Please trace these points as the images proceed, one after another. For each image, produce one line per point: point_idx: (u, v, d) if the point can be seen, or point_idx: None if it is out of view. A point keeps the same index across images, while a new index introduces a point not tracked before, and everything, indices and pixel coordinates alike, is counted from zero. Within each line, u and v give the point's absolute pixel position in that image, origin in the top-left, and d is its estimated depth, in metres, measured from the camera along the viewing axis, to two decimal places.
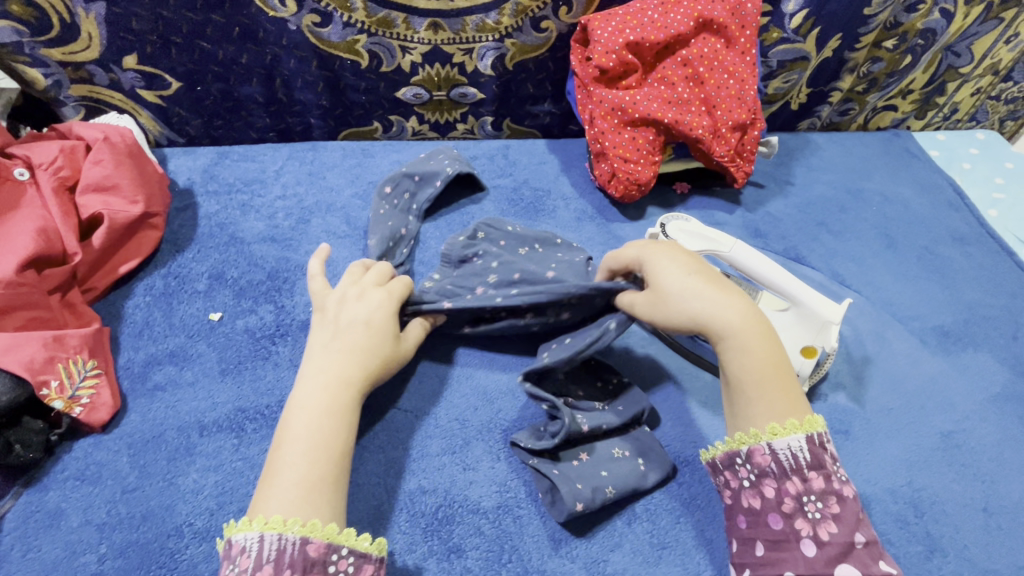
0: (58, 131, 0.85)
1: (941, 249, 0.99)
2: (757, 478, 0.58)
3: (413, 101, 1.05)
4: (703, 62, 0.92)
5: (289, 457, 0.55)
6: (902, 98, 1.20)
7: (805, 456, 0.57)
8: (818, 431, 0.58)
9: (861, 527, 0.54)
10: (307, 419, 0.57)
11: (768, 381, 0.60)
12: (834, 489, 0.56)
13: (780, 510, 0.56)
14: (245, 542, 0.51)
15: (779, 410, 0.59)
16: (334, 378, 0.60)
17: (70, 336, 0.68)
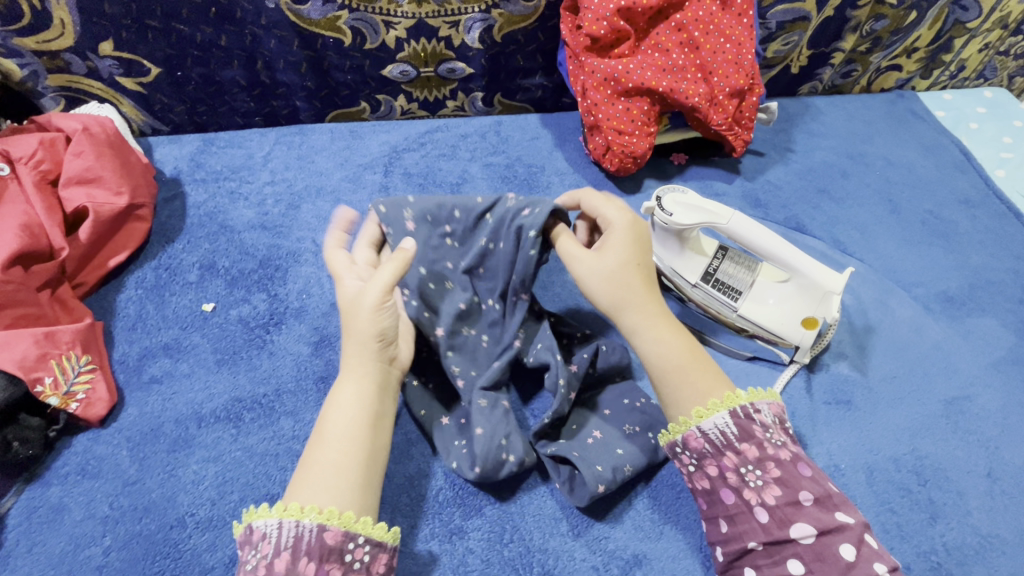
0: (38, 123, 0.83)
1: (946, 212, 0.97)
2: (699, 461, 0.58)
3: (400, 78, 1.02)
4: (698, 26, 0.88)
5: (324, 440, 0.55)
6: (907, 57, 1.15)
7: (732, 430, 0.56)
8: (743, 404, 0.57)
9: (805, 484, 0.54)
10: (355, 388, 0.57)
11: (686, 368, 0.60)
12: (770, 454, 0.55)
13: (728, 486, 0.56)
14: (267, 528, 0.51)
15: (703, 393, 0.59)
16: (358, 341, 0.58)
17: (62, 332, 0.68)
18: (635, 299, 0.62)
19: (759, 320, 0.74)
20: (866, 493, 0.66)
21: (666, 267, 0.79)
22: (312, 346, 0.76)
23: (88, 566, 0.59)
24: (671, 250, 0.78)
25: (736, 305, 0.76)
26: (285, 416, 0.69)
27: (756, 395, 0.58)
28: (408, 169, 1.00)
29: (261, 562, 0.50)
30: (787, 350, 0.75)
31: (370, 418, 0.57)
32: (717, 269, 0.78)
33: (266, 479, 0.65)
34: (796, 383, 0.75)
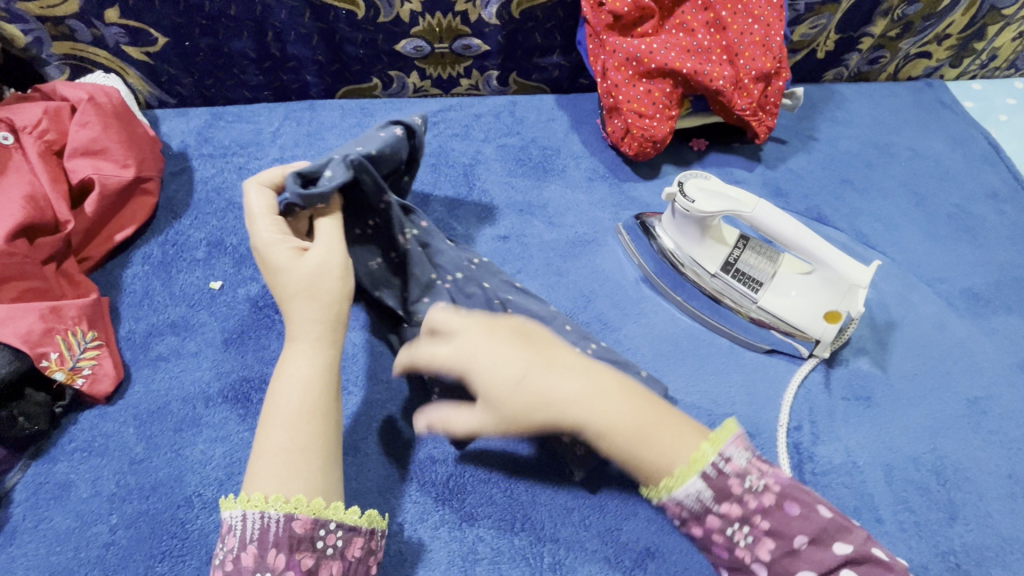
0: (43, 91, 0.80)
1: (973, 207, 0.94)
2: (683, 523, 0.53)
3: (414, 54, 0.99)
4: (725, 6, 0.85)
5: (280, 419, 0.53)
6: (937, 44, 1.11)
7: (709, 494, 0.51)
8: (712, 460, 0.51)
9: (796, 528, 0.49)
10: (310, 360, 0.57)
11: (647, 439, 0.52)
12: (752, 508, 0.50)
13: (720, 544, 0.52)
14: (232, 521, 0.50)
15: (669, 459, 0.52)
16: (297, 295, 0.58)
17: (68, 306, 0.66)
18: (558, 394, 0.53)
19: (780, 311, 0.73)
20: (884, 491, 0.65)
21: (685, 254, 0.78)
22: None
23: (93, 544, 0.58)
24: (691, 238, 0.76)
25: (756, 296, 0.74)
26: None
27: (727, 435, 0.53)
28: None
29: (229, 557, 0.50)
30: (807, 344, 0.73)
31: (330, 394, 0.56)
32: (738, 258, 0.76)
33: None
34: (814, 377, 0.73)
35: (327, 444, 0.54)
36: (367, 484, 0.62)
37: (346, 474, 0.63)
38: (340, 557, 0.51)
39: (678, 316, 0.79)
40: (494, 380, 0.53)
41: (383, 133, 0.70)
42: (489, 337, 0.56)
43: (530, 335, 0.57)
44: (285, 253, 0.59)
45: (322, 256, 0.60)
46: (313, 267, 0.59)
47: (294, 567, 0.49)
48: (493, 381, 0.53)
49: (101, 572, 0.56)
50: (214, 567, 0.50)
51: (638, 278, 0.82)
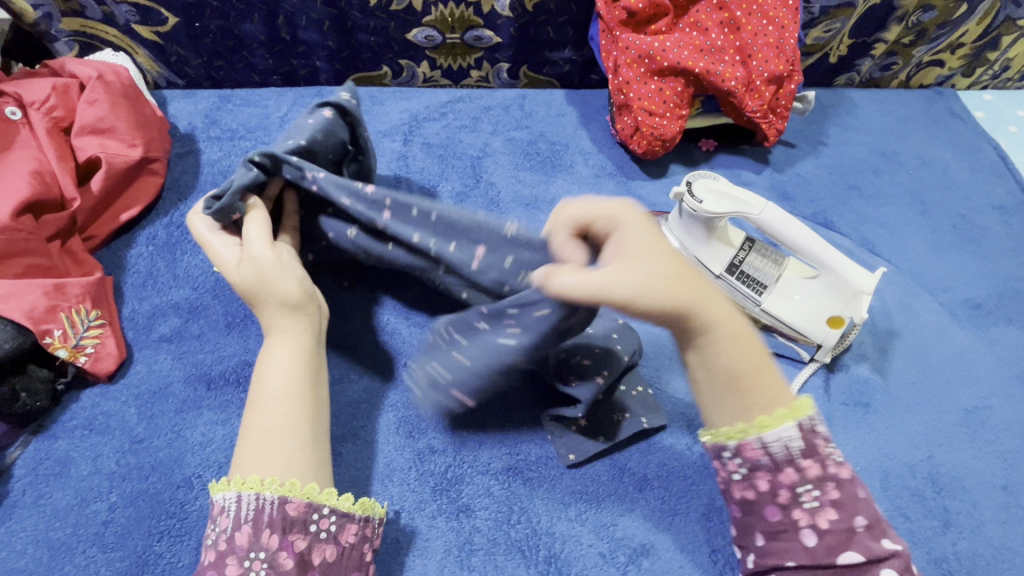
0: (51, 67, 0.80)
1: (979, 217, 0.94)
2: (749, 471, 0.52)
3: (425, 44, 0.98)
4: (740, 5, 0.84)
5: (261, 405, 0.56)
6: (950, 53, 1.10)
7: (797, 445, 0.51)
8: (810, 414, 0.52)
9: (861, 509, 0.50)
10: (285, 347, 0.60)
11: (757, 374, 0.52)
12: (831, 474, 0.51)
13: (775, 503, 0.51)
14: (225, 502, 0.51)
15: (771, 401, 0.52)
16: (254, 297, 0.61)
17: (72, 284, 0.66)
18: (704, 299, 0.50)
19: (783, 315, 0.73)
20: (879, 497, 0.65)
21: (690, 255, 0.77)
22: None
23: (92, 521, 0.58)
24: (697, 238, 0.76)
25: (760, 299, 0.74)
26: None
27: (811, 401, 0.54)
28: (428, 139, 0.97)
29: (222, 537, 0.50)
30: (808, 348, 0.74)
31: (307, 375, 0.59)
32: (743, 261, 0.76)
33: None
34: (814, 381, 0.73)
35: (311, 425, 0.56)
36: (365, 472, 0.63)
37: (346, 461, 0.63)
38: (332, 541, 0.52)
39: None
40: (637, 245, 0.50)
41: (311, 119, 0.68)
42: (647, 229, 0.51)
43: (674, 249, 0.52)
44: (227, 260, 0.62)
45: (251, 251, 0.61)
46: (250, 271, 0.61)
47: (287, 548, 0.49)
48: (634, 259, 0.49)
49: (99, 549, 0.56)
50: (205, 548, 0.50)
51: None
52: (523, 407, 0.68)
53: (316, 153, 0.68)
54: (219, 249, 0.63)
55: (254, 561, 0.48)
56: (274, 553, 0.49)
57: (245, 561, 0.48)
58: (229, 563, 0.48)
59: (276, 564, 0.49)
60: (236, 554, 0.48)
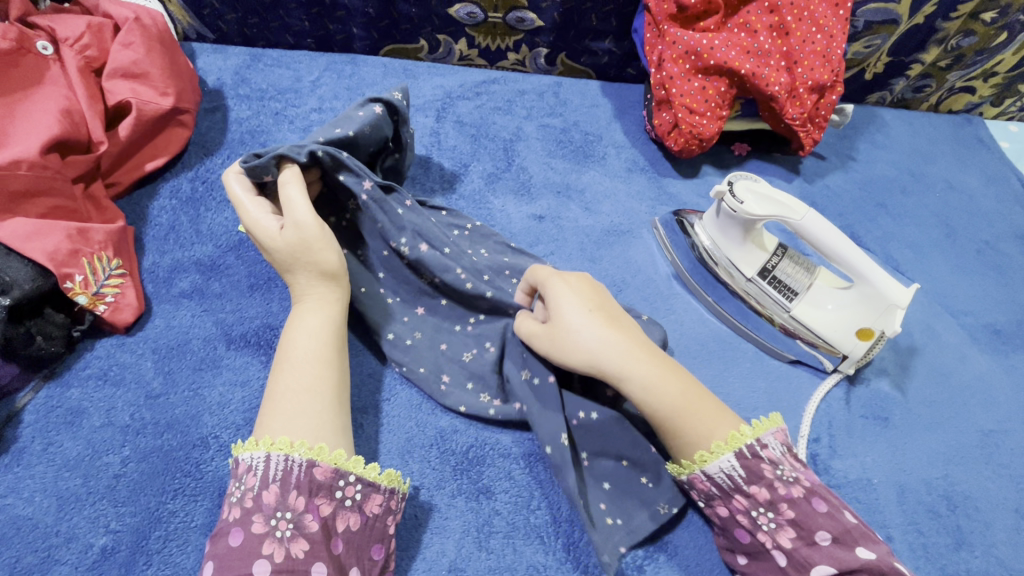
0: (84, 6, 0.77)
1: (1002, 245, 0.95)
2: (708, 501, 0.57)
3: (466, 20, 0.96)
4: (792, 10, 0.83)
5: (289, 366, 0.55)
6: (983, 81, 1.10)
7: (739, 473, 0.54)
8: (748, 443, 0.55)
9: (821, 524, 0.52)
10: (316, 313, 0.59)
11: (686, 409, 0.57)
12: (781, 495, 0.53)
13: (741, 527, 0.55)
14: (252, 461, 0.50)
15: (706, 434, 0.56)
16: (289, 264, 0.61)
17: (95, 230, 0.64)
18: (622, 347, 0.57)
19: (812, 323, 0.73)
20: (895, 510, 0.65)
21: (722, 254, 0.77)
22: None
23: (103, 474, 0.56)
24: (732, 239, 0.76)
25: (789, 305, 0.74)
26: None
27: (761, 429, 0.56)
28: (461, 117, 0.95)
29: (249, 495, 0.48)
30: (832, 359, 0.73)
31: (337, 343, 0.58)
32: (775, 266, 0.76)
33: None
34: (836, 392, 0.73)
35: (338, 392, 0.55)
36: (387, 446, 0.62)
37: (366, 433, 0.62)
38: (357, 510, 0.51)
39: (707, 317, 0.78)
40: (563, 304, 0.59)
41: (361, 112, 0.70)
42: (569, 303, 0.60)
43: (609, 311, 0.61)
44: (266, 224, 0.61)
45: (292, 214, 0.60)
46: (290, 237, 0.60)
47: (313, 512, 0.48)
48: (564, 309, 0.59)
49: (110, 503, 0.55)
50: (228, 505, 0.49)
51: (669, 275, 0.82)
52: None
53: (359, 145, 0.69)
54: (252, 208, 0.63)
55: (280, 520, 0.47)
56: (301, 514, 0.48)
57: (271, 519, 0.47)
58: (255, 520, 0.47)
59: (301, 526, 0.47)
60: (263, 512, 0.47)
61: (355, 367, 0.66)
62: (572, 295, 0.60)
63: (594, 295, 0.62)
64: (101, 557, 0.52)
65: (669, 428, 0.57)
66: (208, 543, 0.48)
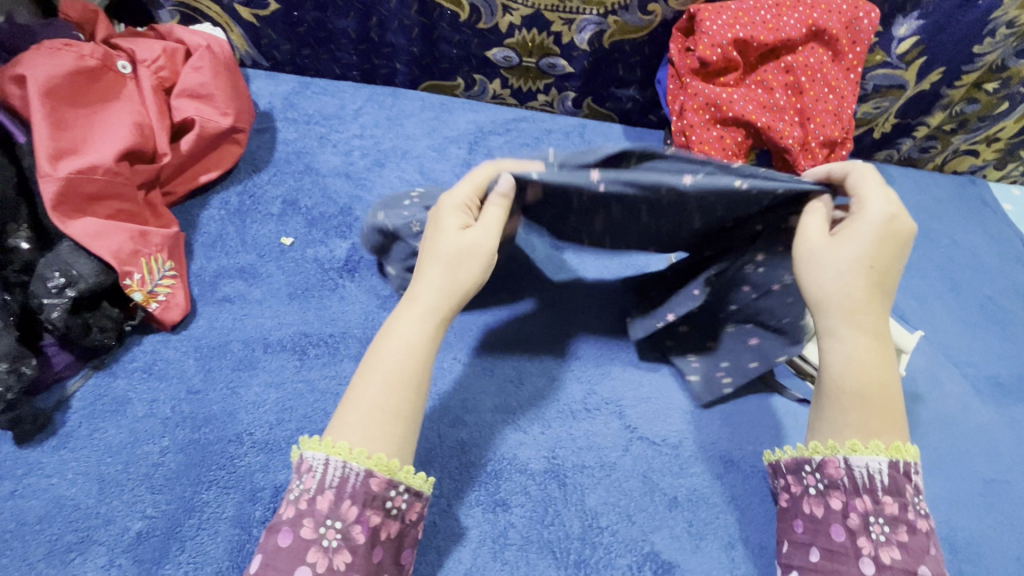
0: (159, 31, 0.85)
1: (1004, 301, 0.98)
2: (824, 488, 0.57)
3: (502, 63, 1.04)
4: (806, 72, 0.90)
5: (377, 372, 0.56)
6: (986, 145, 1.16)
7: (882, 478, 0.54)
8: (908, 463, 0.54)
9: (927, 561, 0.51)
10: (417, 328, 0.58)
11: (867, 400, 0.56)
12: (907, 519, 0.53)
13: (843, 524, 0.54)
14: (313, 462, 0.52)
15: (869, 432, 0.56)
16: (437, 262, 0.60)
17: (154, 234, 0.69)
18: (865, 306, 0.56)
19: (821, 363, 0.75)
20: None
21: None
22: (381, 299, 0.76)
23: (143, 462, 0.59)
24: None
25: None
26: (348, 359, 0.70)
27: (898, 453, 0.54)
28: (492, 151, 1.01)
29: (304, 496, 0.51)
30: None
31: (421, 364, 0.57)
32: None
33: (324, 416, 0.65)
34: None
35: (412, 412, 0.56)
36: None
37: None
38: (399, 519, 0.53)
39: None
40: (879, 227, 0.57)
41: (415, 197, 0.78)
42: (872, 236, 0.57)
43: (891, 269, 0.57)
44: (454, 220, 0.61)
45: (453, 223, 0.61)
46: (468, 241, 0.60)
47: (363, 523, 0.51)
48: (871, 233, 0.57)
49: (147, 490, 0.58)
50: (286, 502, 0.52)
51: None
52: (563, 414, 0.70)
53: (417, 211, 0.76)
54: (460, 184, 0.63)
55: (329, 529, 0.50)
56: (350, 524, 0.50)
57: (321, 527, 0.50)
58: (306, 524, 0.50)
59: (348, 537, 0.50)
60: (314, 517, 0.50)
61: None
62: (879, 236, 0.57)
63: (895, 251, 0.58)
64: (137, 541, 0.55)
65: (837, 406, 0.57)
66: (263, 534, 0.52)
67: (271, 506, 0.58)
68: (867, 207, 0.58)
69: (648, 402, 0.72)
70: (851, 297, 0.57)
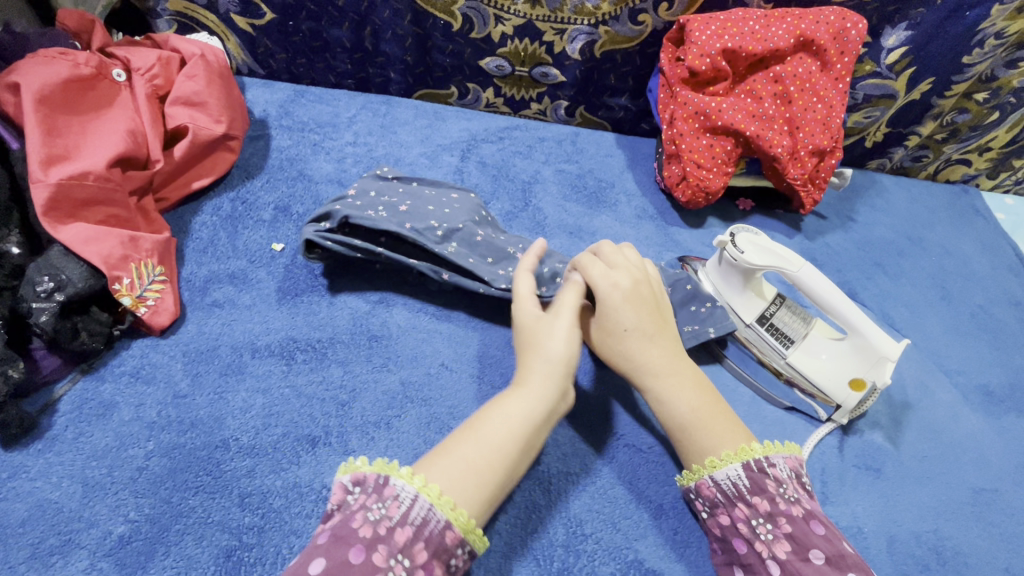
0: (155, 40, 0.86)
1: (996, 310, 0.98)
2: (711, 509, 0.61)
3: (495, 72, 1.05)
4: (794, 81, 0.90)
5: (480, 440, 0.54)
6: (978, 154, 1.16)
7: (743, 482, 0.58)
8: (757, 457, 0.58)
9: (816, 543, 0.53)
10: (525, 407, 0.57)
11: (712, 424, 0.62)
12: (782, 510, 0.56)
13: (740, 536, 0.58)
14: (402, 492, 0.48)
15: (716, 446, 0.60)
16: (548, 360, 0.60)
17: (145, 239, 0.70)
18: (654, 354, 0.64)
19: (807, 371, 0.76)
20: (885, 561, 0.67)
21: (724, 300, 0.81)
22: (371, 304, 0.76)
23: (128, 465, 0.60)
24: (733, 286, 0.80)
25: (786, 352, 0.77)
26: (335, 364, 0.70)
27: (771, 448, 0.59)
28: (484, 158, 1.02)
29: (383, 521, 0.47)
30: (826, 408, 0.76)
31: (519, 448, 0.55)
32: (774, 314, 0.79)
33: (311, 420, 0.65)
34: (829, 440, 0.76)
35: (494, 494, 0.52)
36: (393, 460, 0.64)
37: (377, 446, 0.64)
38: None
39: (712, 364, 0.80)
40: (601, 279, 0.65)
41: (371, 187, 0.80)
42: (622, 276, 0.66)
43: (657, 311, 0.67)
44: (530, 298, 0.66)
45: (558, 322, 0.63)
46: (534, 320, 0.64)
47: (426, 570, 0.46)
48: (601, 280, 0.65)
49: (131, 493, 0.58)
50: (360, 518, 0.47)
51: None
52: (549, 420, 0.70)
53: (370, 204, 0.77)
54: (522, 283, 0.67)
55: (397, 563, 0.45)
56: (415, 568, 0.46)
57: (392, 559, 0.45)
58: (378, 550, 0.45)
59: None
60: (388, 545, 0.45)
61: (370, 382, 0.69)
62: (631, 273, 0.66)
63: (649, 292, 0.67)
64: (119, 545, 0.55)
65: (681, 440, 0.63)
66: (325, 538, 0.46)
67: (257, 511, 0.58)
68: (583, 263, 0.67)
69: (636, 409, 0.72)
70: (654, 358, 0.64)
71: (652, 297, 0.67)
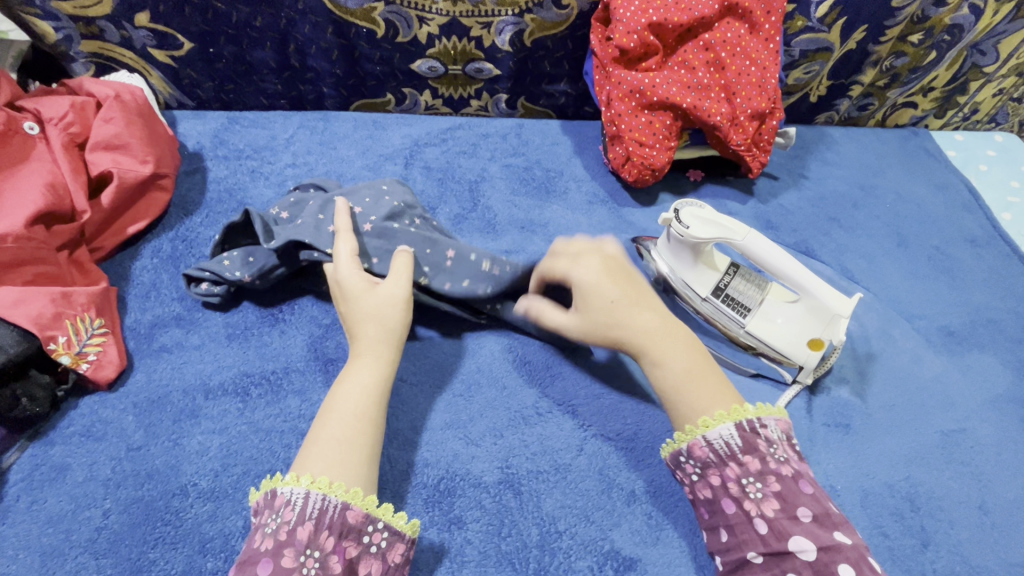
0: (68, 86, 0.83)
1: (952, 249, 0.99)
2: (702, 471, 0.58)
3: (428, 74, 1.03)
4: (725, 47, 0.90)
5: (340, 412, 0.58)
6: (922, 95, 1.16)
7: (737, 442, 0.57)
8: (749, 418, 0.58)
9: (804, 502, 0.54)
10: (373, 371, 0.61)
11: (702, 383, 0.61)
12: (772, 468, 0.56)
13: (730, 495, 0.56)
14: (291, 496, 0.51)
15: (701, 410, 0.59)
16: (381, 324, 0.63)
17: (78, 293, 0.68)
18: (637, 329, 0.63)
19: (767, 338, 0.76)
20: (859, 515, 0.68)
21: (677, 277, 0.80)
22: (323, 328, 0.75)
23: (86, 527, 0.59)
24: (684, 262, 0.79)
25: (744, 321, 0.77)
26: (292, 394, 0.69)
27: (763, 410, 0.59)
28: (428, 163, 1.01)
29: (282, 528, 0.50)
30: (791, 370, 0.76)
31: (381, 401, 0.60)
32: (728, 285, 0.79)
33: (271, 455, 0.64)
34: (797, 403, 0.76)
35: (374, 445, 0.57)
36: None
37: None
38: (380, 558, 0.53)
39: None
40: (589, 287, 0.65)
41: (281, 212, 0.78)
42: (596, 268, 0.66)
43: (635, 291, 0.66)
44: (353, 279, 0.65)
45: (390, 286, 0.65)
46: (370, 299, 0.64)
47: (340, 553, 0.50)
48: (589, 292, 0.64)
49: (91, 555, 0.57)
50: (261, 535, 0.50)
51: None
52: (515, 421, 0.70)
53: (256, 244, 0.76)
54: (343, 245, 0.68)
55: (308, 558, 0.49)
56: (328, 554, 0.50)
57: (301, 556, 0.49)
58: (286, 554, 0.49)
59: (327, 566, 0.49)
60: (295, 547, 0.49)
61: None
62: (603, 267, 0.66)
63: (620, 274, 0.66)
64: None
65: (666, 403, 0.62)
66: (233, 569, 0.49)
67: (221, 555, 0.58)
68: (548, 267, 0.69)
69: (603, 398, 0.72)
70: (640, 332, 0.63)
71: (624, 271, 0.67)
